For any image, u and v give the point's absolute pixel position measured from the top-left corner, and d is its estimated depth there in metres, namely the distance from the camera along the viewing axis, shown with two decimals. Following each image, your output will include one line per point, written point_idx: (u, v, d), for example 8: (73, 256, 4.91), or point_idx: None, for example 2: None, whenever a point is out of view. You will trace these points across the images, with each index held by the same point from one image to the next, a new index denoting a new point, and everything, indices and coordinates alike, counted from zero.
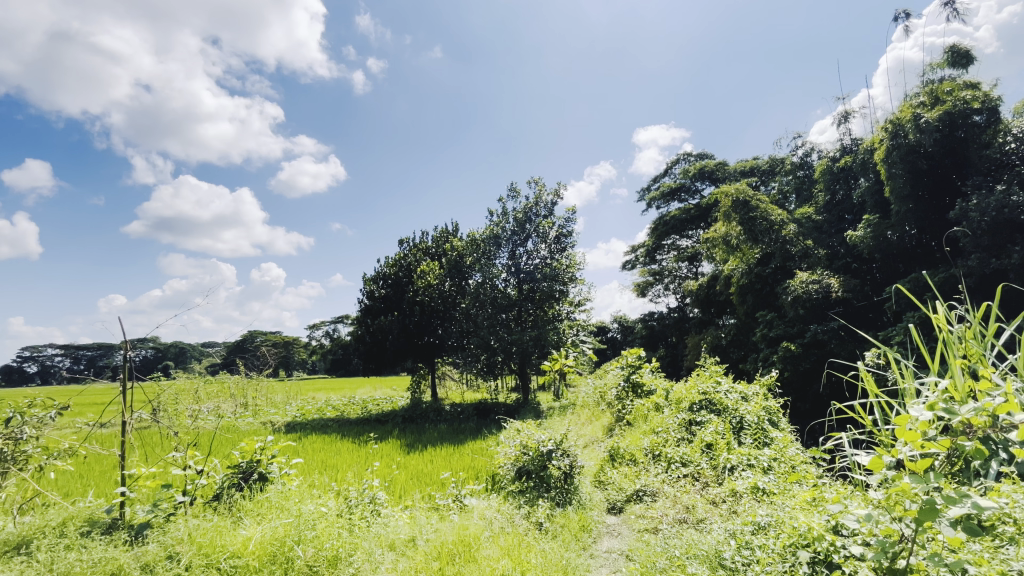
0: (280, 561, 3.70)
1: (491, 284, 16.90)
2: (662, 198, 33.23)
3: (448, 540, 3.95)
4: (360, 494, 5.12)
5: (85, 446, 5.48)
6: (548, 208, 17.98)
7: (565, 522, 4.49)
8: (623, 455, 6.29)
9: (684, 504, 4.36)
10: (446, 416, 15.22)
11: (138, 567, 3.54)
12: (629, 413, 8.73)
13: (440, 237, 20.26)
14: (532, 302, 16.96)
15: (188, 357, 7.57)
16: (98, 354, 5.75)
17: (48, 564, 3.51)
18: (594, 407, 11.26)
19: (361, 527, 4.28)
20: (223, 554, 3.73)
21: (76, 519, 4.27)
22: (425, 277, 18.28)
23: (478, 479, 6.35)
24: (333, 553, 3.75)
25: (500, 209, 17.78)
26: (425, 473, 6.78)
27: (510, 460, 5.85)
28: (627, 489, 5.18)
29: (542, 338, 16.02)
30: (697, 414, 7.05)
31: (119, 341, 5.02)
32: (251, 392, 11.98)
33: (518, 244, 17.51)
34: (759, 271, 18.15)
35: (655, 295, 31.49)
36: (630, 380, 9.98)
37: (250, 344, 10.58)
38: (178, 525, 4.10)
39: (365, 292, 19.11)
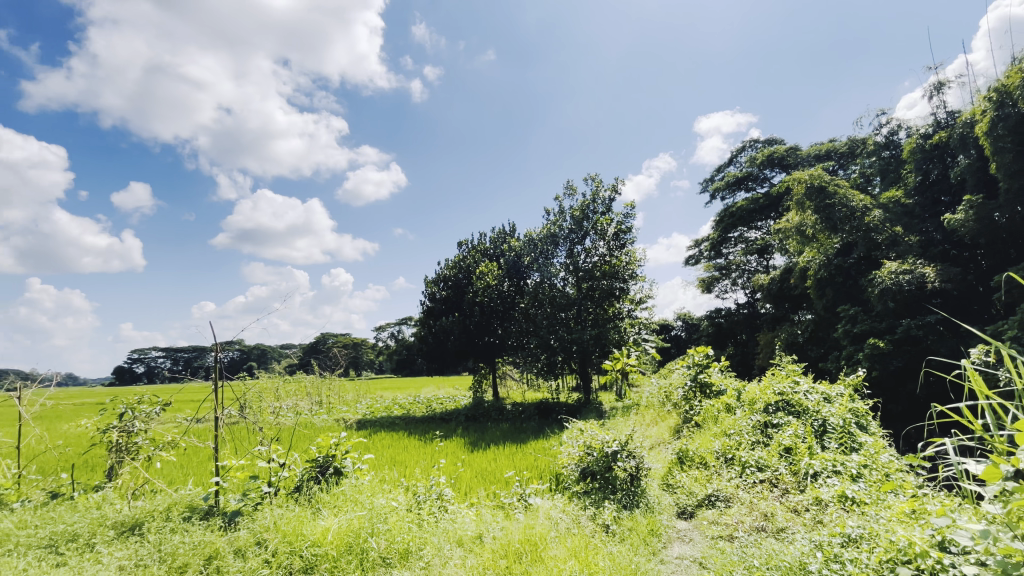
0: (356, 551, 3.88)
1: (550, 283, 16.84)
2: (726, 188, 31.66)
3: (514, 538, 3.98)
4: (427, 490, 5.28)
5: (185, 438, 6.04)
6: (606, 204, 17.67)
7: (632, 525, 4.36)
8: (693, 458, 6.04)
9: (762, 512, 4.11)
10: (508, 416, 15.32)
11: (231, 550, 3.87)
12: (698, 414, 8.38)
13: (498, 238, 20.44)
14: (592, 300, 16.67)
15: (268, 358, 8.12)
16: (194, 355, 6.35)
17: (157, 545, 3.91)
18: (659, 408, 10.90)
19: (430, 522, 4.42)
20: (305, 542, 3.93)
21: (178, 505, 4.69)
22: (484, 278, 18.54)
23: (543, 478, 6.33)
24: (404, 547, 3.92)
25: (557, 207, 17.74)
26: (489, 471, 6.85)
27: (574, 460, 5.79)
28: (698, 494, 4.96)
29: (603, 337, 15.80)
30: (773, 416, 6.63)
31: (210, 344, 5.51)
32: (325, 391, 12.69)
33: (576, 242, 17.34)
34: (839, 262, 16.75)
35: (722, 290, 30.04)
36: (697, 379, 9.53)
37: (322, 345, 11.23)
38: (264, 514, 4.41)
39: (427, 295, 19.70)
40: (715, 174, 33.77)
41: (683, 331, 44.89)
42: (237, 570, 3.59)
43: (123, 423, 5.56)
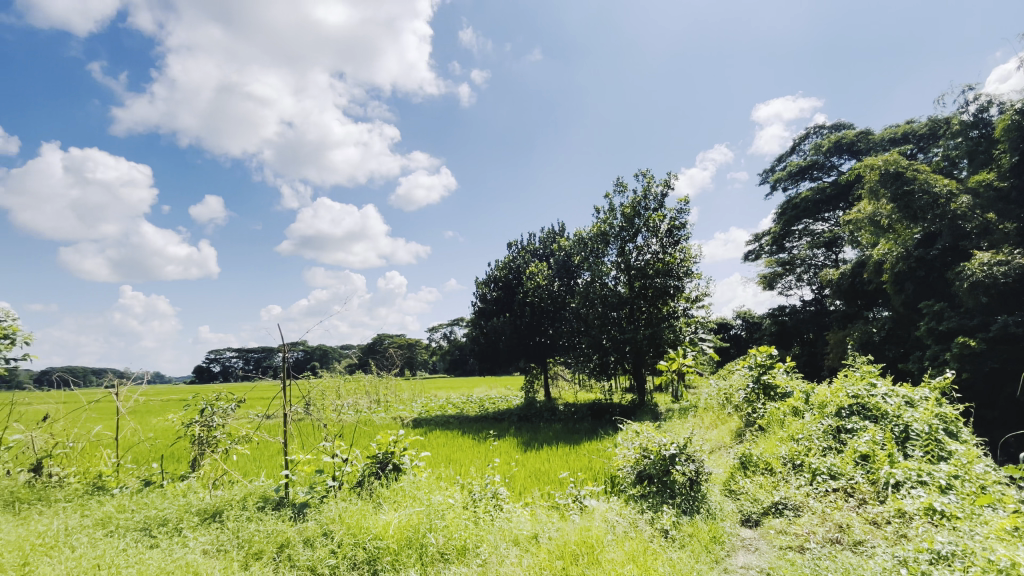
0: (416, 546, 3.99)
1: (601, 282, 16.54)
2: (789, 178, 29.98)
3: (569, 540, 3.95)
4: (483, 488, 5.35)
5: (258, 433, 6.48)
6: (658, 200, 17.19)
7: (692, 531, 4.21)
8: (757, 463, 5.75)
9: (836, 523, 3.85)
10: (560, 416, 15.28)
11: (301, 540, 4.09)
12: (762, 417, 7.97)
13: (547, 238, 20.37)
14: (646, 299, 16.25)
15: (329, 359, 8.57)
16: (264, 355, 6.80)
17: (235, 532, 4.21)
18: (719, 410, 10.48)
19: (486, 520, 4.48)
20: (368, 535, 4.07)
21: (253, 495, 5.02)
22: (534, 278, 18.55)
23: (598, 480, 6.25)
24: (461, 544, 3.98)
25: (607, 205, 17.50)
26: (543, 471, 6.86)
27: (630, 463, 5.69)
28: (764, 502, 4.71)
29: (657, 337, 15.34)
30: (846, 420, 6.19)
31: (278, 345, 5.87)
32: (384, 390, 13.18)
33: (627, 240, 16.92)
34: (920, 254, 15.28)
35: (785, 287, 28.46)
36: (760, 381, 9.05)
37: (380, 346, 11.65)
38: (330, 506, 4.64)
39: (478, 296, 20.02)
40: (776, 164, 32.06)
41: (743, 330, 42.99)
42: (307, 559, 3.78)
43: (204, 418, 6.05)
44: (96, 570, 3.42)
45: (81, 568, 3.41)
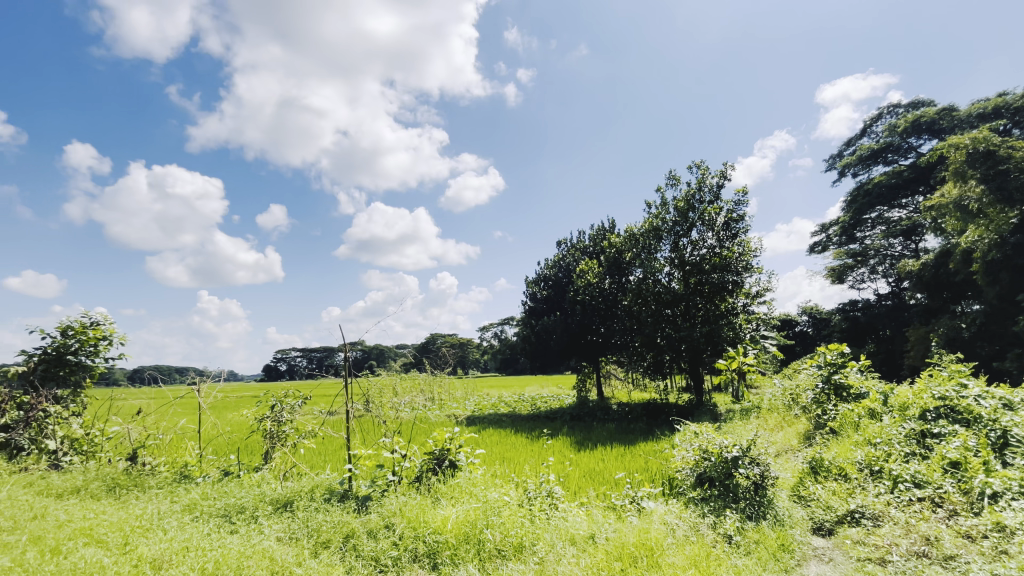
0: (474, 541, 4.05)
1: (654, 279, 16.09)
2: (858, 163, 27.92)
3: (627, 541, 3.89)
4: (538, 487, 5.36)
5: (323, 429, 6.86)
6: (713, 192, 16.50)
7: (758, 538, 4.02)
8: (830, 469, 5.39)
9: (922, 534, 3.55)
10: (614, 415, 15.02)
11: (365, 531, 4.27)
12: (833, 419, 7.46)
13: (597, 235, 20.03)
14: (702, 296, 15.63)
15: (386, 358, 8.64)
16: (325, 354, 7.16)
17: (305, 522, 4.46)
18: (785, 412, 9.91)
19: (541, 518, 4.48)
20: (428, 529, 4.19)
21: (320, 487, 5.31)
22: (585, 276, 18.30)
23: (656, 482, 6.11)
24: (518, 541, 4.00)
25: (659, 199, 17.04)
26: (597, 471, 6.78)
27: (689, 465, 5.53)
28: (838, 509, 4.42)
29: (715, 334, 14.74)
30: (933, 424, 5.66)
31: (340, 345, 6.19)
32: (438, 388, 13.49)
33: (681, 235, 16.38)
34: (1018, 242, 13.79)
35: (857, 280, 26.56)
36: (830, 380, 8.48)
37: (434, 345, 11.93)
38: (392, 500, 4.83)
39: (528, 295, 20.12)
40: (844, 149, 29.95)
41: (809, 327, 40.76)
42: (371, 550, 3.95)
43: (275, 413, 6.46)
44: (186, 551, 3.73)
45: (173, 549, 3.74)
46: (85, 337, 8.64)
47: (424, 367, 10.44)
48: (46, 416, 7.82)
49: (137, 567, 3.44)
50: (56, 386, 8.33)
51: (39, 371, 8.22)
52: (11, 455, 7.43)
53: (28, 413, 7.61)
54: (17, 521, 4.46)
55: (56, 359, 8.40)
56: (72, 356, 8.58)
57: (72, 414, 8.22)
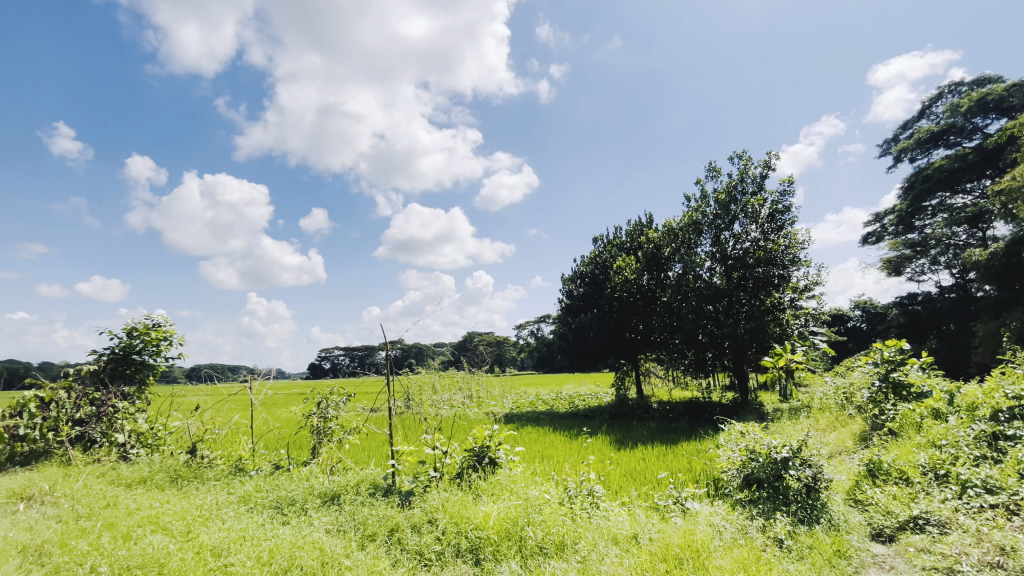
0: (515, 538, 4.08)
1: (694, 274, 15.67)
2: (916, 147, 26.24)
3: (671, 542, 3.81)
4: (578, 485, 5.33)
5: (366, 425, 7.08)
6: (757, 183, 15.92)
7: (811, 542, 3.85)
8: (889, 472, 5.10)
9: (996, 544, 3.30)
10: (654, 414, 14.73)
11: (409, 525, 4.38)
12: (893, 420, 7.05)
13: (634, 230, 19.65)
14: (746, 291, 15.07)
15: (424, 356, 8.75)
16: (367, 352, 7.34)
17: (351, 515, 4.62)
18: (838, 411, 9.45)
19: (583, 516, 4.46)
20: (470, 525, 4.25)
21: (365, 481, 5.48)
22: (622, 272, 17.98)
23: (701, 483, 5.95)
24: (559, 539, 3.99)
25: (699, 192, 16.61)
26: (639, 471, 6.67)
27: (735, 466, 5.36)
28: (899, 515, 4.18)
29: (761, 331, 14.21)
30: (1007, 425, 5.24)
31: (382, 343, 6.39)
32: (476, 386, 13.62)
33: (723, 228, 15.90)
34: None
35: (916, 272, 25.01)
36: (887, 378, 8.01)
37: (471, 344, 12.04)
38: (434, 495, 4.93)
39: (565, 292, 20.05)
40: (900, 133, 28.23)
41: (863, 323, 38.82)
42: (415, 544, 4.04)
43: (322, 410, 6.74)
44: (243, 540, 3.93)
45: (231, 538, 3.94)
46: (147, 337, 9.24)
47: (463, 365, 10.53)
48: (115, 411, 8.46)
49: (199, 554, 3.65)
50: (123, 384, 8.94)
51: (108, 369, 8.87)
52: (86, 447, 8.11)
53: (99, 409, 8.30)
54: (93, 508, 4.82)
55: (122, 358, 9.04)
56: (136, 355, 9.21)
57: (137, 409, 8.83)
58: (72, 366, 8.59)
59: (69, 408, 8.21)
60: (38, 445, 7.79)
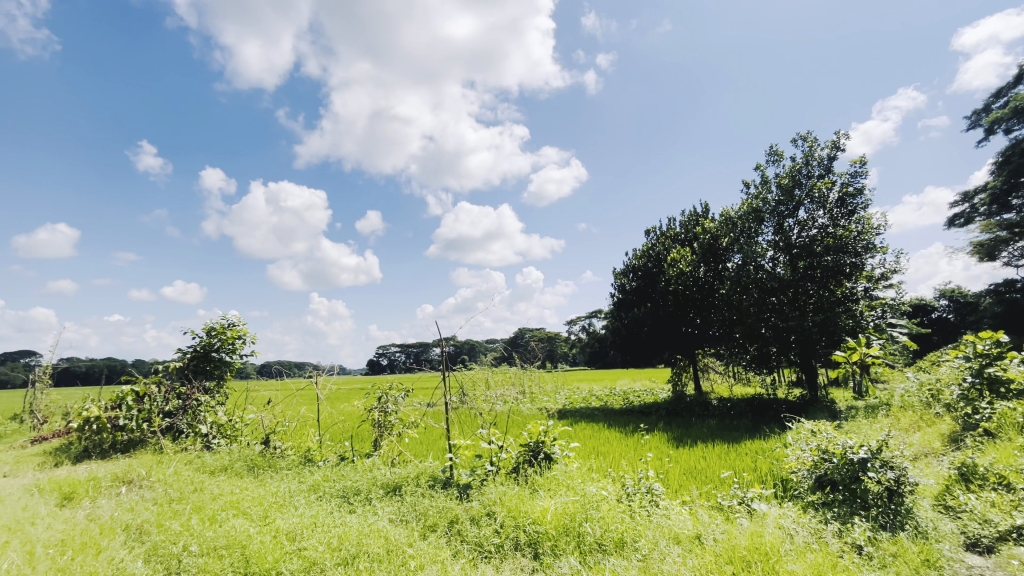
0: (573, 533, 4.07)
1: (755, 264, 14.92)
2: (1013, 116, 23.52)
3: (738, 543, 3.67)
4: (636, 483, 5.23)
5: (424, 419, 7.33)
6: (824, 165, 14.91)
7: (894, 550, 3.57)
8: (987, 476, 4.64)
9: None
10: (714, 411, 14.20)
11: (467, 517, 4.48)
12: (989, 419, 6.40)
13: (689, 220, 18.95)
14: (813, 281, 14.15)
15: (477, 352, 8.86)
16: (421, 350, 7.74)
17: (413, 505, 4.78)
18: (923, 409, 8.68)
19: (642, 514, 4.38)
20: (527, 519, 4.28)
21: (424, 474, 5.67)
22: (677, 265, 17.34)
23: (767, 483, 5.69)
24: (619, 537, 3.94)
25: (759, 178, 15.79)
26: (700, 470, 6.45)
27: (807, 466, 5.08)
28: (999, 524, 3.79)
29: (831, 324, 13.37)
30: None
31: (438, 339, 6.60)
32: (529, 381, 13.66)
33: (786, 215, 15.09)
34: None
35: (1014, 256, 22.56)
36: (982, 374, 7.24)
37: (523, 340, 12.10)
38: (491, 489, 5.01)
39: (617, 286, 19.65)
40: (993, 102, 25.37)
41: (951, 313, 35.49)
42: (475, 535, 4.12)
43: (382, 404, 7.07)
44: (313, 526, 4.17)
45: (304, 524, 4.19)
46: (224, 336, 9.98)
47: (514, 361, 10.55)
48: (199, 404, 9.22)
49: (276, 537, 3.92)
50: (205, 379, 9.72)
51: (191, 365, 9.67)
52: (175, 437, 8.88)
53: (185, 402, 9.09)
54: (184, 492, 5.30)
55: (203, 355, 9.81)
56: (215, 353, 9.96)
57: (217, 402, 9.58)
58: (162, 363, 9.50)
59: (160, 400, 9.01)
60: (136, 434, 8.66)
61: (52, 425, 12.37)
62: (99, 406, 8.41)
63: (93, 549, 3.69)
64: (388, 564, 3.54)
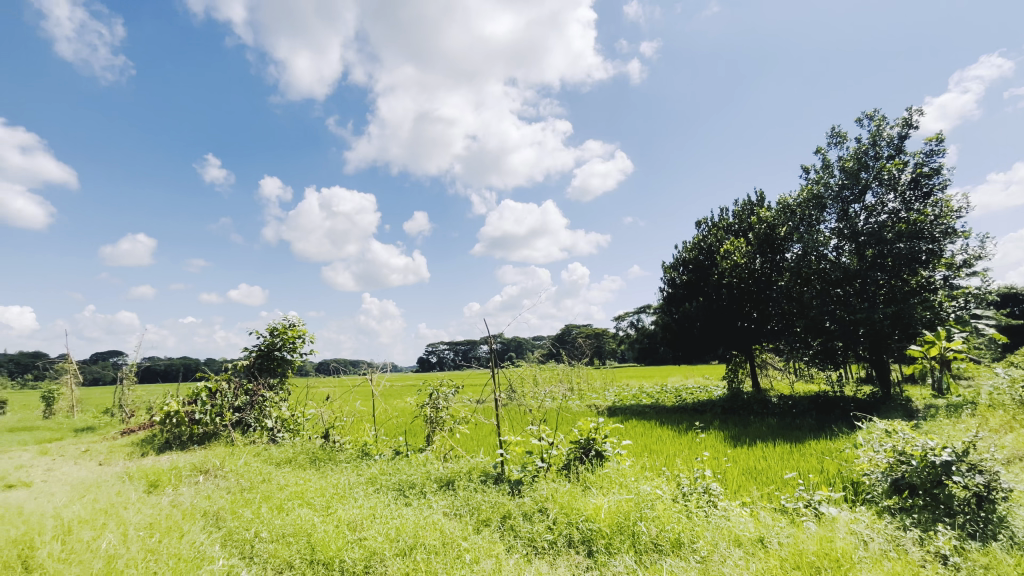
0: (628, 532, 4.00)
1: (817, 254, 14.07)
2: None
3: (805, 548, 3.48)
4: (692, 482, 5.09)
5: (474, 415, 7.46)
6: (893, 145, 13.85)
7: (986, 562, 3.26)
8: None
9: None
10: (775, 410, 13.55)
11: (520, 513, 4.50)
12: None
13: (743, 210, 18.13)
14: (884, 270, 13.17)
15: (525, 349, 8.88)
16: (469, 347, 7.90)
17: (466, 500, 4.87)
18: (1015, 409, 7.89)
19: (699, 515, 4.24)
20: (580, 516, 4.25)
21: (476, 469, 5.76)
22: (730, 257, 16.63)
23: (837, 485, 5.39)
24: (675, 537, 3.84)
25: (820, 162, 14.88)
26: (761, 470, 6.19)
27: (881, 469, 4.77)
28: None
29: (905, 316, 12.38)
30: None
31: (486, 336, 6.68)
32: (577, 378, 13.55)
33: (851, 201, 14.16)
34: None
35: None
36: None
37: (570, 336, 12.02)
38: (543, 485, 5.03)
39: (666, 281, 19.07)
40: None
41: None
42: (528, 531, 4.14)
43: (433, 401, 7.27)
44: (372, 517, 4.33)
45: (363, 514, 4.37)
46: (285, 336, 10.56)
47: (561, 358, 10.49)
48: (265, 399, 9.85)
49: (338, 527, 4.10)
50: (269, 376, 10.33)
51: (257, 363, 10.29)
52: (244, 430, 9.50)
53: (252, 397, 9.72)
54: (254, 482, 5.67)
55: (267, 353, 10.43)
56: (277, 351, 10.56)
57: (281, 398, 10.16)
58: (230, 362, 10.16)
59: (230, 396, 9.65)
60: (210, 427, 9.26)
61: (137, 419, 13.52)
62: (177, 401, 9.13)
63: (177, 532, 4.01)
64: (444, 557, 3.61)
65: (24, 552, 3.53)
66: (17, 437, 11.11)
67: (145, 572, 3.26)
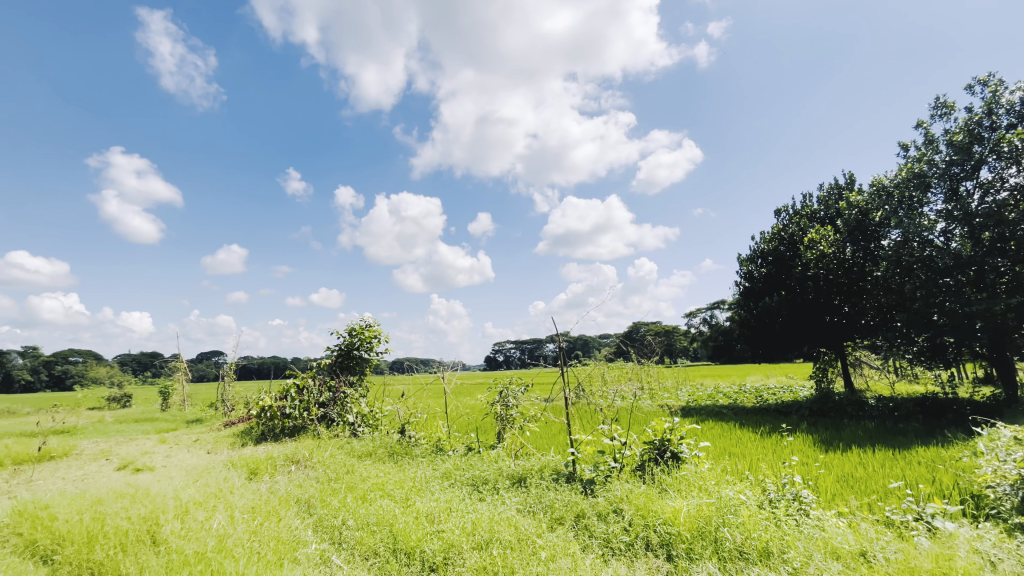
0: (710, 537, 3.84)
1: (920, 240, 12.64)
2: None
3: (917, 565, 3.16)
4: (780, 488, 4.78)
5: (544, 414, 7.47)
6: (1014, 112, 12.15)
7: None
8: None
9: None
10: (872, 412, 12.38)
11: (593, 512, 4.45)
12: None
13: (829, 195, 16.70)
14: (1005, 255, 11.58)
15: (592, 347, 8.77)
16: (537, 346, 7.93)
17: (538, 497, 4.89)
18: None
19: (789, 523, 3.97)
20: (658, 518, 4.13)
21: (548, 467, 5.77)
22: (816, 247, 15.39)
23: (952, 498, 4.83)
24: (763, 546, 3.62)
25: (922, 137, 13.37)
26: (859, 477, 5.68)
27: (1007, 481, 4.22)
28: None
29: None
30: None
31: (555, 334, 6.67)
32: (647, 377, 13.16)
33: (962, 179, 12.60)
34: None
35: None
36: None
37: (637, 334, 11.70)
38: (617, 485, 4.95)
39: (743, 274, 17.99)
40: None
41: None
42: (603, 531, 4.09)
43: (504, 399, 7.36)
44: (449, 511, 4.47)
45: (441, 507, 4.53)
46: (362, 336, 11.18)
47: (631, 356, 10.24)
48: (346, 396, 10.48)
49: (417, 518, 4.28)
50: (349, 374, 10.98)
51: (338, 362, 10.99)
52: (328, 424, 10.18)
53: (335, 394, 10.42)
54: (340, 473, 6.06)
55: (347, 353, 11.10)
56: (356, 350, 11.20)
57: (361, 394, 10.76)
58: (315, 361, 10.94)
59: (316, 393, 10.39)
60: (299, 421, 10.01)
61: (237, 412, 14.88)
62: (271, 397, 9.99)
63: (275, 516, 4.37)
64: (520, 552, 3.66)
65: (151, 528, 4.01)
66: (143, 427, 12.64)
67: (250, 551, 3.59)
